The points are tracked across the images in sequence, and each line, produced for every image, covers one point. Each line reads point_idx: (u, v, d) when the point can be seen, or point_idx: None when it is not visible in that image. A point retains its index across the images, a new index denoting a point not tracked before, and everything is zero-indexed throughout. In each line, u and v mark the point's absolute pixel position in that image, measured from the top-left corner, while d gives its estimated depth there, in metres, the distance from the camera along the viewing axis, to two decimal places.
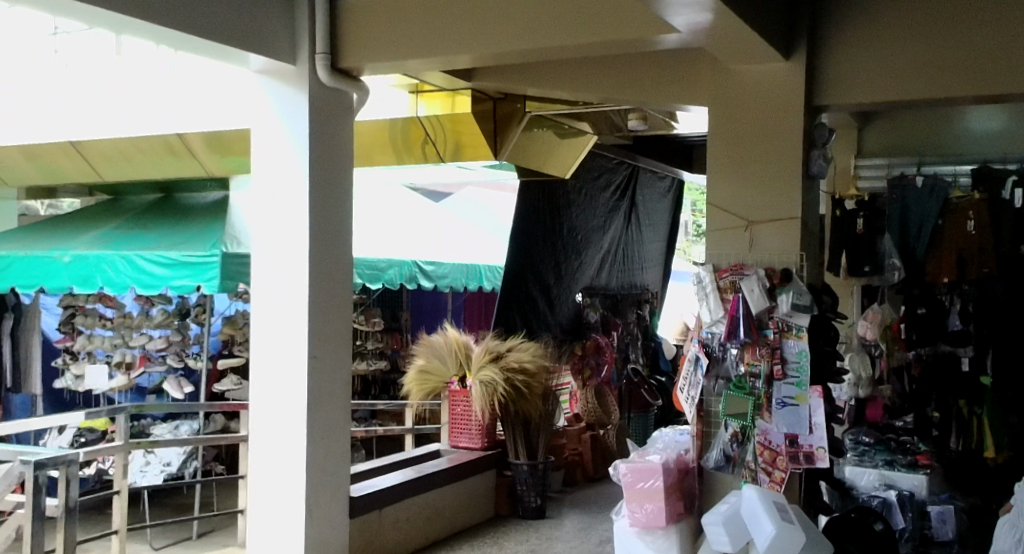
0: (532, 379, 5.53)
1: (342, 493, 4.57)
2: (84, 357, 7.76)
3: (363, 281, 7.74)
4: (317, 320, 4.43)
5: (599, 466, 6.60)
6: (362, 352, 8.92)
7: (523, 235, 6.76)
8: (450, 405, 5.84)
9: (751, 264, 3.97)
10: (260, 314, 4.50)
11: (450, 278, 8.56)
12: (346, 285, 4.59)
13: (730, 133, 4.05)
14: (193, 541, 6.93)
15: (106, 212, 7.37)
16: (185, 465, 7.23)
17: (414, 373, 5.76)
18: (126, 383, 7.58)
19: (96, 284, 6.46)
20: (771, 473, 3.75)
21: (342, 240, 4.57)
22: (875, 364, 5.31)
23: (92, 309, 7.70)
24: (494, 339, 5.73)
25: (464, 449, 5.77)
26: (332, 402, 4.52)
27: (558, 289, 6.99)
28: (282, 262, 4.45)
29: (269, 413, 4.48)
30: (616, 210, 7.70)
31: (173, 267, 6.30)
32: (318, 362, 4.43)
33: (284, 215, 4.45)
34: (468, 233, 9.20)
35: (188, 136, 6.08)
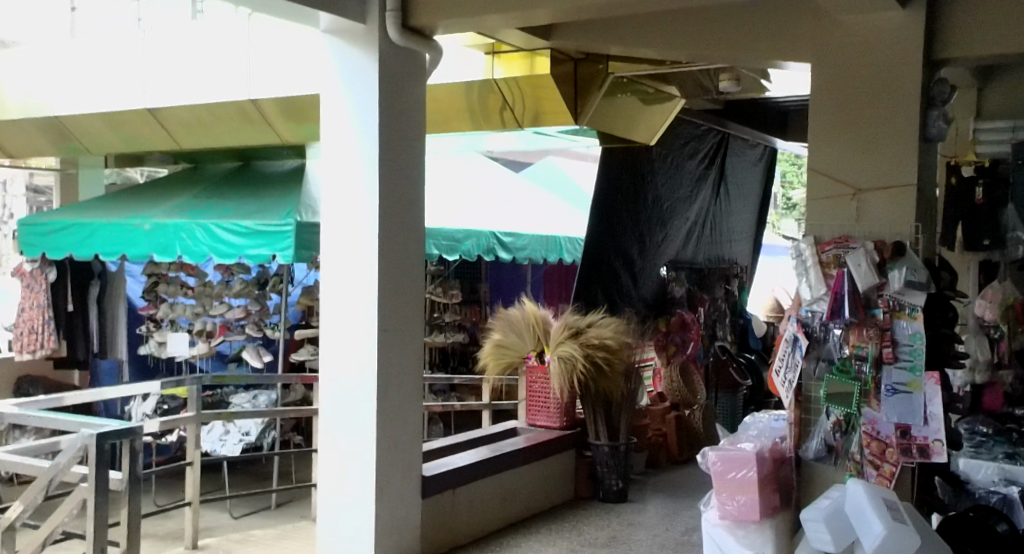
0: (614, 356, 5.25)
1: (414, 472, 4.36)
2: (166, 325, 7.61)
3: (440, 252, 7.53)
4: (388, 292, 4.22)
5: (684, 449, 6.30)
6: (439, 324, 8.79)
7: (606, 206, 6.43)
8: (529, 382, 5.56)
9: (857, 237, 3.63)
10: (327, 286, 4.28)
11: (529, 250, 8.34)
12: (417, 255, 4.37)
13: (837, 92, 3.69)
14: (269, 513, 6.82)
15: (184, 180, 7.27)
16: (264, 436, 7.07)
17: (491, 347, 5.53)
18: (206, 351, 7.41)
19: (175, 252, 6.35)
20: (879, 468, 3.47)
21: (415, 208, 4.35)
22: (995, 348, 4.86)
23: (173, 277, 7.61)
24: (573, 314, 5.45)
25: (543, 428, 5.52)
26: (404, 377, 4.30)
27: (642, 263, 6.66)
28: (351, 232, 4.24)
29: (337, 389, 4.27)
30: (703, 180, 7.33)
31: (249, 236, 6.15)
32: (388, 335, 4.22)
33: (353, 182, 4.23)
34: (548, 205, 8.92)
35: (262, 101, 5.91)
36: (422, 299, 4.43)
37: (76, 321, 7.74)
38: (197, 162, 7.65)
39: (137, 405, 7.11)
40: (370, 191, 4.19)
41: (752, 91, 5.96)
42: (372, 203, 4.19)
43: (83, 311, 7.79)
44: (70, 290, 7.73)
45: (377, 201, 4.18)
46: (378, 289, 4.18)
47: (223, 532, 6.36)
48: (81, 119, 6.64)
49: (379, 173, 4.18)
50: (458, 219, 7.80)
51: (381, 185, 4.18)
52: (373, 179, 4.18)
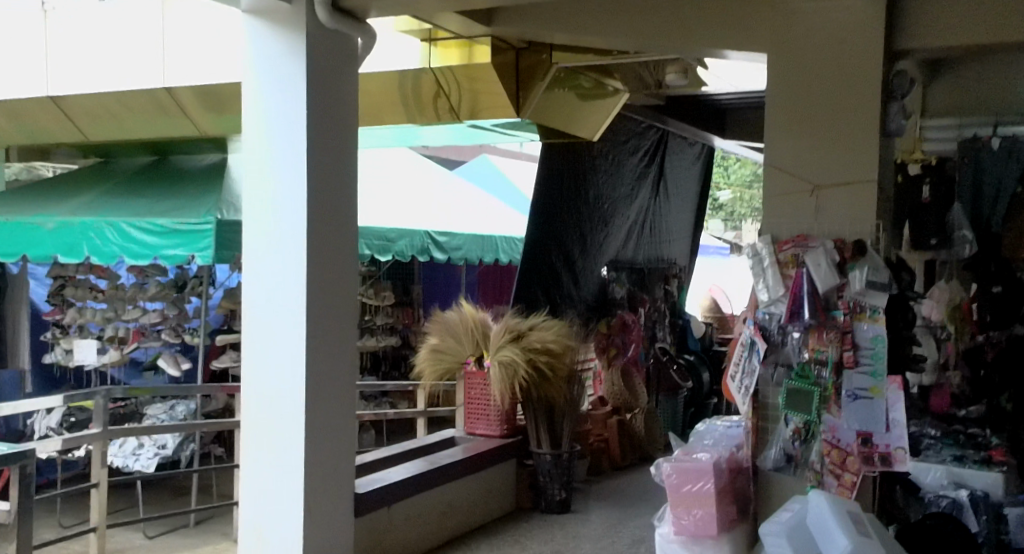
0: (558, 361, 5.05)
1: (347, 488, 4.09)
2: (74, 332, 7.30)
3: (371, 252, 7.25)
4: (317, 294, 3.93)
5: (626, 454, 6.12)
6: (370, 327, 8.50)
7: (546, 203, 6.19)
8: (466, 387, 5.34)
9: (815, 236, 3.46)
10: (252, 289, 3.99)
11: (464, 250, 8.12)
12: (349, 255, 4.08)
13: (793, 85, 3.53)
14: (190, 529, 6.47)
15: (96, 175, 6.87)
16: (182, 449, 6.74)
17: (426, 352, 5.28)
18: (119, 359, 7.11)
19: (82, 253, 6.01)
20: (840, 478, 3.29)
21: (347, 204, 4.07)
22: (942, 349, 4.50)
23: (82, 280, 7.25)
24: (514, 316, 5.24)
25: (482, 436, 5.28)
26: (336, 386, 4.03)
27: (583, 262, 6.46)
28: (276, 229, 3.95)
29: (263, 400, 3.97)
30: (643, 177, 7.14)
31: (165, 235, 5.83)
32: (317, 341, 3.94)
33: (278, 177, 3.94)
34: (481, 205, 8.67)
35: (177, 89, 5.57)
36: (355, 302, 4.15)
37: None
38: (111, 157, 7.25)
39: (42, 419, 6.76)
40: (298, 186, 3.90)
41: (692, 87, 5.86)
42: (299, 199, 3.90)
43: None
44: None
45: (304, 197, 3.89)
46: (307, 291, 3.90)
47: None
48: None
49: (308, 166, 3.90)
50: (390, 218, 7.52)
51: (308, 180, 3.90)
52: (300, 174, 3.90)
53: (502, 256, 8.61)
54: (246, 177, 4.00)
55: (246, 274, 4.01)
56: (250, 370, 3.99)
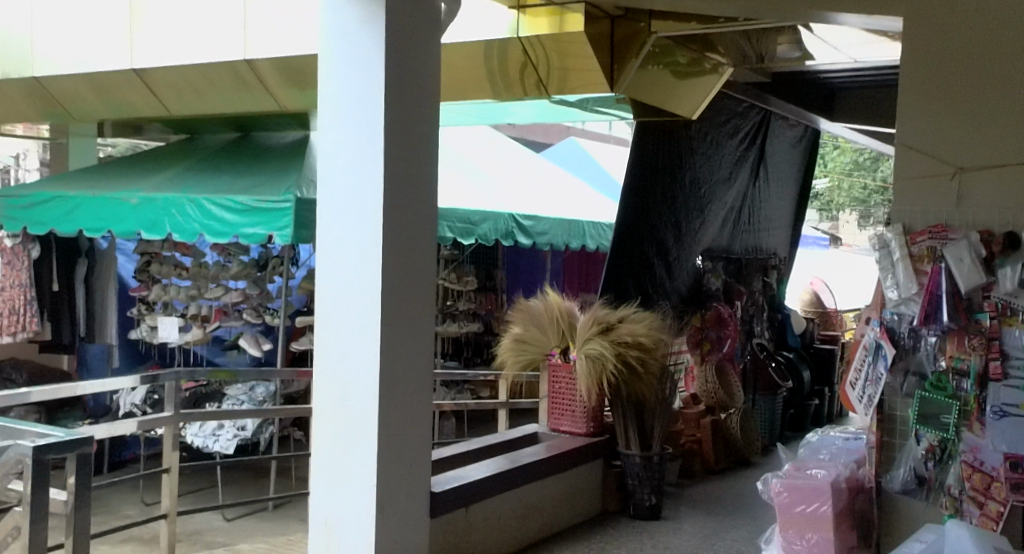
0: (648, 357, 4.68)
1: (422, 488, 3.79)
2: (160, 309, 7.08)
3: (454, 235, 6.93)
4: (392, 279, 3.63)
5: (721, 457, 5.69)
6: (453, 312, 8.19)
7: (640, 187, 5.78)
8: (551, 380, 5.00)
9: (957, 224, 3.22)
10: (323, 271, 3.71)
11: (551, 235, 7.78)
12: (428, 236, 3.77)
13: (934, 57, 3.28)
14: (265, 515, 6.27)
15: (178, 152, 6.70)
16: (261, 431, 6.50)
17: (510, 342, 4.95)
18: (201, 338, 6.90)
19: (164, 230, 5.82)
20: (985, 505, 3.09)
21: (426, 181, 3.76)
22: None
23: (167, 256, 7.04)
24: (603, 307, 4.87)
25: (566, 434, 4.93)
26: (412, 377, 3.73)
27: (677, 251, 6.06)
28: (350, 207, 3.66)
29: (333, 391, 3.68)
30: (743, 161, 6.67)
31: (243, 213, 5.60)
32: (392, 328, 3.64)
33: (354, 150, 3.65)
34: (568, 194, 8.42)
35: (257, 62, 5.33)
36: (433, 287, 3.84)
37: (62, 302, 7.23)
38: (192, 133, 7.08)
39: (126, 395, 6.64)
40: (374, 160, 3.61)
41: (792, 61, 5.45)
42: (375, 175, 3.61)
43: (69, 291, 7.27)
44: (55, 270, 7.18)
45: (380, 173, 3.60)
46: (381, 274, 3.60)
47: (213, 537, 5.81)
48: (64, 82, 6.07)
49: (385, 139, 3.60)
50: (473, 200, 7.21)
51: (384, 154, 3.60)
52: (377, 147, 3.60)
53: (589, 243, 8.25)
54: (320, 151, 3.72)
55: (318, 254, 3.73)
56: (320, 358, 3.71)
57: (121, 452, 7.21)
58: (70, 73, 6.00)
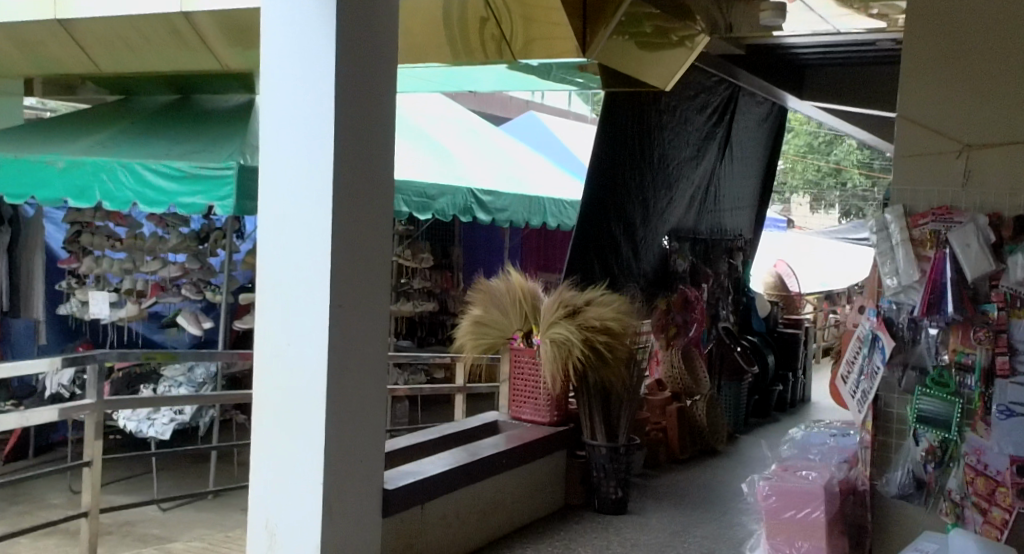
0: (617, 342, 4.44)
1: (375, 485, 3.50)
2: (91, 283, 6.77)
3: (410, 209, 6.60)
4: (343, 255, 3.32)
5: (687, 445, 5.56)
6: (407, 291, 7.87)
7: (609, 161, 5.48)
8: (512, 365, 4.73)
9: (964, 204, 3.19)
10: (267, 245, 3.39)
11: (510, 211, 7.49)
12: (383, 208, 3.46)
13: (939, 30, 3.23)
14: (206, 503, 5.94)
15: (114, 114, 6.30)
16: (199, 416, 6.19)
17: (468, 324, 4.67)
18: (136, 313, 6.61)
19: (93, 197, 5.48)
20: (989, 512, 3.05)
21: (382, 147, 3.44)
22: None
23: (100, 227, 6.63)
24: (569, 289, 4.60)
25: (528, 422, 4.66)
26: (366, 363, 3.42)
27: (644, 231, 5.81)
28: (297, 174, 3.33)
29: (277, 379, 3.37)
30: (712, 137, 6.40)
31: (182, 181, 5.30)
32: (343, 309, 3.33)
33: (302, 113, 3.32)
34: (526, 171, 8.14)
35: (193, 15, 5.03)
36: (389, 267, 3.53)
37: None
38: (132, 95, 6.69)
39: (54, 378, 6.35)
40: (325, 124, 3.28)
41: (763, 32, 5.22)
42: (325, 139, 3.28)
43: None
44: None
45: (331, 138, 3.28)
46: (331, 249, 3.28)
47: (149, 528, 5.47)
48: None
49: (336, 101, 3.28)
50: (430, 173, 6.89)
51: (335, 117, 3.28)
52: (328, 109, 3.28)
53: (550, 220, 7.97)
54: (265, 112, 3.39)
55: (261, 226, 3.40)
56: (263, 341, 3.39)
57: (48, 434, 6.97)
58: None
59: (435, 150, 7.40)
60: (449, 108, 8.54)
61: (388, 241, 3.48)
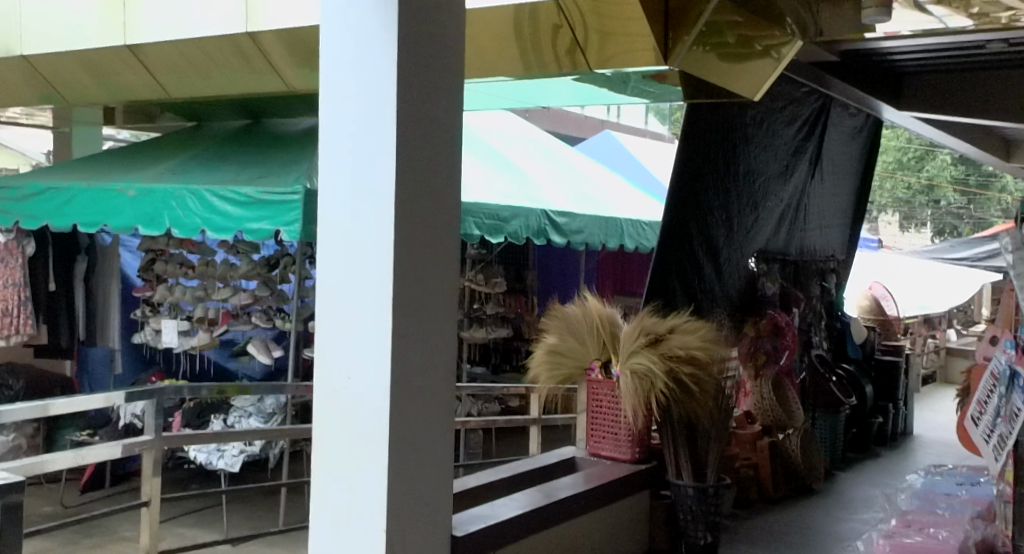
0: (703, 373, 4.12)
1: (442, 531, 3.23)
2: (166, 310, 6.64)
3: (482, 233, 6.34)
4: (405, 281, 3.07)
5: (780, 483, 5.19)
6: (480, 317, 7.63)
7: (694, 179, 5.15)
8: (590, 398, 4.43)
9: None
10: (324, 272, 3.15)
11: (587, 234, 7.20)
12: (449, 231, 3.20)
13: None
14: (274, 538, 5.75)
15: (182, 140, 6.19)
16: (268, 448, 6.01)
17: (543, 354, 4.38)
18: (207, 342, 6.51)
19: (163, 225, 5.35)
20: None
21: (447, 164, 3.19)
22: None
23: (174, 254, 6.54)
24: (650, 316, 4.29)
25: (608, 459, 4.34)
26: (431, 398, 3.16)
27: (728, 251, 5.42)
28: (356, 194, 3.09)
29: (336, 417, 3.11)
30: (802, 152, 6.02)
31: (248, 206, 5.13)
32: (406, 340, 3.07)
33: (360, 128, 3.08)
34: (603, 193, 7.85)
35: (260, 35, 4.84)
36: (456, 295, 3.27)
37: (59, 304, 6.70)
38: (202, 120, 6.59)
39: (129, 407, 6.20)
40: (385, 140, 3.04)
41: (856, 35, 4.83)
42: (385, 157, 3.04)
43: (67, 292, 6.74)
44: (52, 268, 6.66)
45: (392, 155, 3.03)
46: (392, 275, 3.04)
47: None
48: (56, 60, 5.59)
49: (397, 114, 3.03)
50: (503, 196, 6.64)
51: (396, 131, 3.03)
52: (388, 123, 3.04)
53: (628, 242, 7.66)
54: (322, 128, 3.17)
55: (319, 250, 3.17)
56: (322, 375, 3.15)
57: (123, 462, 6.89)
58: (64, 51, 5.50)
59: (508, 171, 7.16)
60: (522, 128, 8.30)
61: (454, 266, 3.22)
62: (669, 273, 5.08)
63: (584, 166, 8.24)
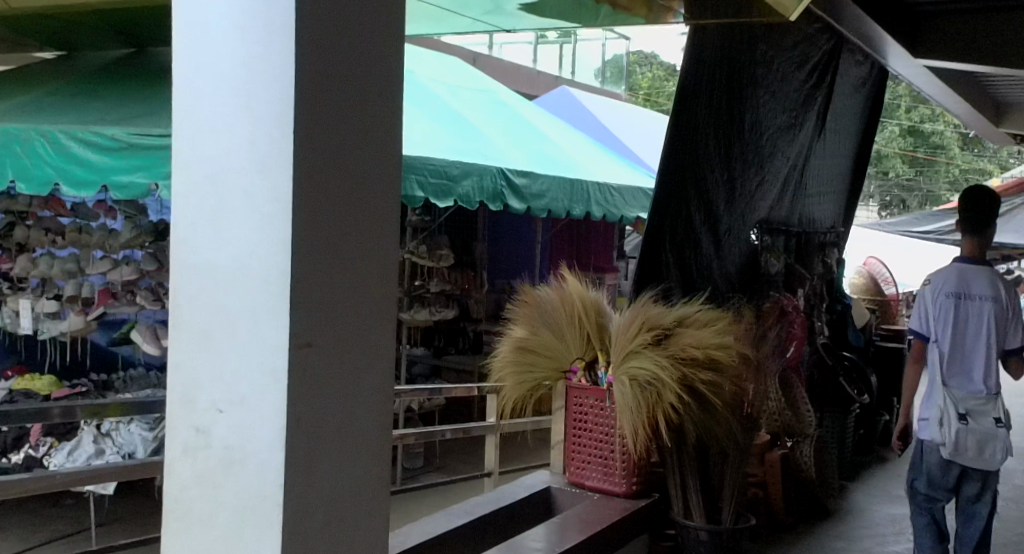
0: (725, 382, 3.09)
1: None
2: (32, 287, 5.32)
3: (427, 195, 5.22)
4: (309, 261, 2.03)
5: (792, 508, 4.17)
6: (422, 296, 6.51)
7: (693, 126, 4.05)
8: (569, 413, 3.34)
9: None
10: (188, 247, 2.10)
11: (549, 198, 6.12)
12: (387, 186, 2.16)
13: None
14: None
15: (48, 73, 5.00)
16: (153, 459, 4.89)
17: (510, 352, 3.39)
18: (82, 326, 5.32)
19: (5, 177, 4.23)
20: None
21: (380, 87, 2.14)
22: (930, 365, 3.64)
23: (41, 217, 5.25)
24: (651, 304, 3.25)
25: (593, 493, 3.28)
26: (365, 437, 2.13)
27: (729, 220, 4.29)
28: (234, 139, 2.06)
29: (205, 465, 2.08)
30: (810, 102, 4.99)
31: (117, 156, 4.24)
32: (317, 355, 2.05)
33: (240, 36, 2.05)
34: (562, 151, 6.78)
35: None
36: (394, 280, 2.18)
37: None
38: (78, 52, 5.39)
39: None
40: (280, 49, 2.01)
41: None
42: (280, 74, 2.02)
43: None
44: None
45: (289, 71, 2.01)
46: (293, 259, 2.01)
47: None
48: None
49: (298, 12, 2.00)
50: (450, 150, 5.53)
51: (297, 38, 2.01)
52: (283, 25, 2.01)
53: (594, 210, 6.60)
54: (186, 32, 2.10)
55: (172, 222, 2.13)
56: (183, 408, 2.10)
57: None
58: None
59: (455, 123, 6.05)
60: (471, 77, 7.18)
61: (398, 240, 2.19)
62: (665, 243, 4.08)
63: (540, 124, 7.17)
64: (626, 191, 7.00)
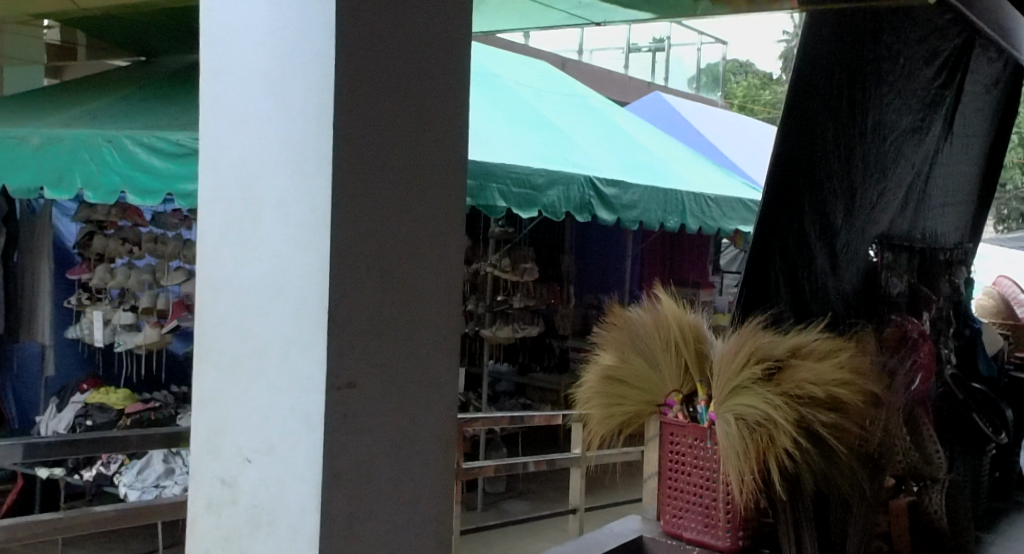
0: (850, 424, 2.66)
1: None
2: (109, 298, 5.17)
3: (510, 205, 4.87)
4: (348, 294, 1.78)
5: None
6: (506, 312, 6.16)
7: (808, 130, 3.64)
8: (665, 455, 2.91)
9: None
10: (216, 272, 1.89)
11: (640, 209, 5.71)
12: (438, 207, 1.92)
13: None
14: None
15: (119, 76, 4.80)
16: None
17: (597, 381, 3.03)
18: (156, 340, 5.04)
19: (73, 188, 4.04)
20: None
21: (430, 98, 1.90)
22: None
23: (119, 228, 5.07)
24: (761, 329, 2.83)
25: (692, 546, 2.85)
26: (410, 492, 1.89)
27: (849, 235, 3.81)
28: (264, 150, 1.84)
29: (235, 519, 1.86)
30: (938, 104, 4.47)
31: (180, 158, 3.99)
32: (358, 404, 1.80)
33: (273, 35, 1.82)
34: (656, 158, 6.36)
35: None
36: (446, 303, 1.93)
37: None
38: (154, 54, 5.20)
39: (54, 422, 5.02)
40: (316, 51, 1.78)
41: None
42: (317, 78, 1.78)
43: None
44: None
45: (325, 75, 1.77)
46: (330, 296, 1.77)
47: None
48: None
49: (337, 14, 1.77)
50: (536, 157, 5.17)
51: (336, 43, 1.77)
52: (320, 30, 1.77)
53: (689, 221, 6.17)
54: (214, 31, 1.89)
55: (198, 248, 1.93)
56: (207, 452, 1.90)
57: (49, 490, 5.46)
58: None
59: (543, 129, 5.68)
60: (561, 81, 6.81)
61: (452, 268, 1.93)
62: (774, 260, 3.67)
63: (634, 130, 6.77)
64: (725, 201, 6.54)
